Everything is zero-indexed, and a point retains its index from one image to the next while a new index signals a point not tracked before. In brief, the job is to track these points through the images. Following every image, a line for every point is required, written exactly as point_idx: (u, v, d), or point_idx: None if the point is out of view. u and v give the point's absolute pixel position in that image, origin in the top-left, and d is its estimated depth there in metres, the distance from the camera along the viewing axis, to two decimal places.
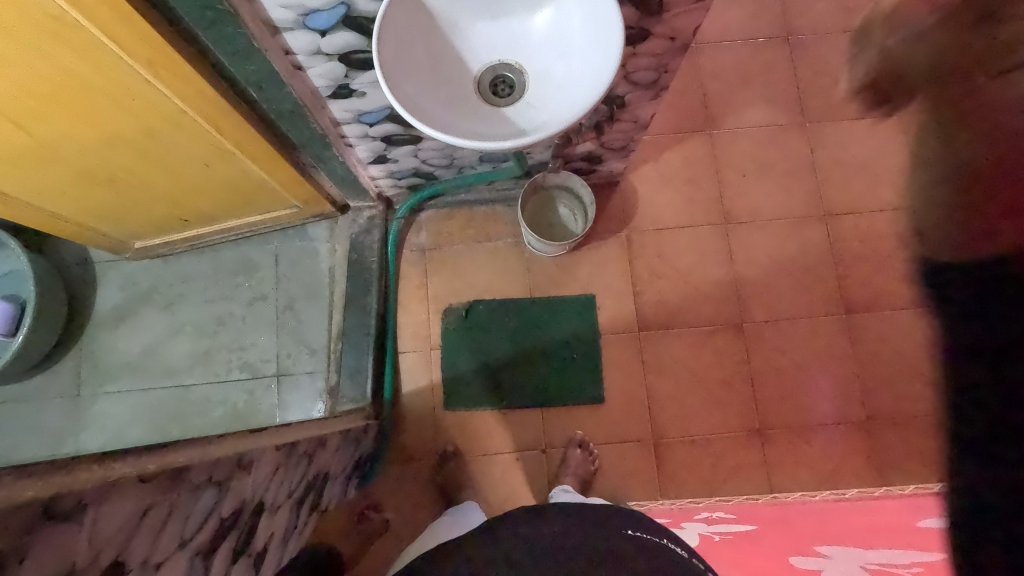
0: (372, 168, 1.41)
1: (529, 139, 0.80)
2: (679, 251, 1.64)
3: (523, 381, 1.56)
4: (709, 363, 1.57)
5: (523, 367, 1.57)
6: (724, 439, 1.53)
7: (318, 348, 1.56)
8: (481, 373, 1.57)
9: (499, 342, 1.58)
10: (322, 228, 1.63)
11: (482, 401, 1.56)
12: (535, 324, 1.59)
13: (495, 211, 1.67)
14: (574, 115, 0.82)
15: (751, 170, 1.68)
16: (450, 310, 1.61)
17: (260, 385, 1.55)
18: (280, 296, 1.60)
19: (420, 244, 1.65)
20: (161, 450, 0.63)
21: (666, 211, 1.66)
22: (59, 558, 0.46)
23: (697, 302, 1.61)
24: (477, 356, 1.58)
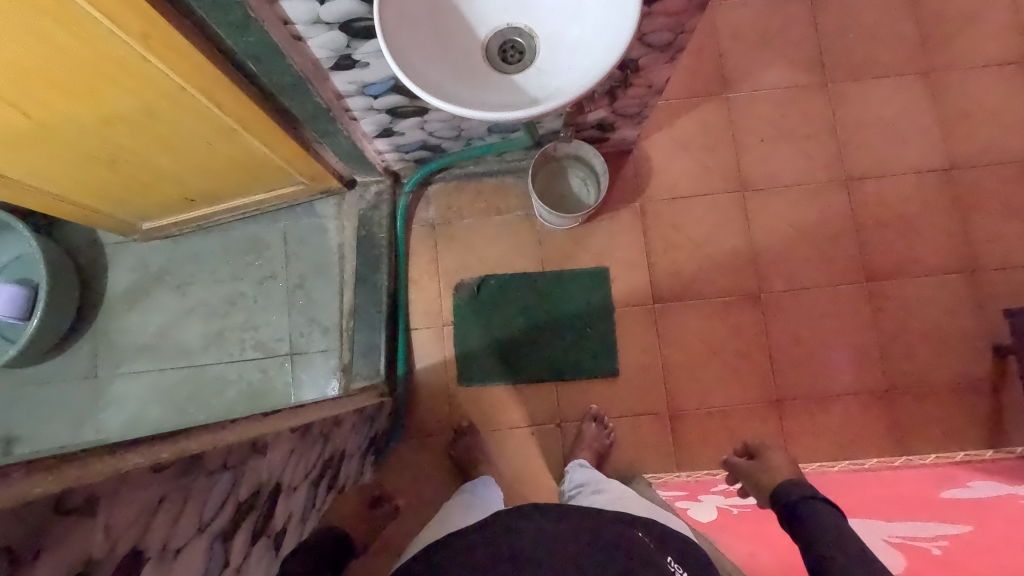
0: (377, 142, 1.37)
1: (541, 109, 0.76)
2: (695, 220, 1.59)
3: (537, 355, 1.55)
4: (726, 335, 1.54)
5: (536, 342, 1.55)
6: (741, 411, 1.51)
7: (330, 326, 1.55)
8: (495, 348, 1.56)
9: (512, 317, 1.57)
10: (329, 204, 1.60)
11: (496, 376, 1.55)
12: (547, 298, 1.57)
13: (505, 183, 1.62)
14: (589, 82, 0.78)
15: (770, 135, 1.62)
16: (462, 285, 1.59)
17: (274, 364, 1.55)
18: (290, 274, 1.58)
19: (429, 218, 1.62)
20: (176, 436, 0.63)
21: (681, 179, 1.61)
22: (75, 552, 0.45)
23: (713, 273, 1.57)
24: (489, 331, 1.56)
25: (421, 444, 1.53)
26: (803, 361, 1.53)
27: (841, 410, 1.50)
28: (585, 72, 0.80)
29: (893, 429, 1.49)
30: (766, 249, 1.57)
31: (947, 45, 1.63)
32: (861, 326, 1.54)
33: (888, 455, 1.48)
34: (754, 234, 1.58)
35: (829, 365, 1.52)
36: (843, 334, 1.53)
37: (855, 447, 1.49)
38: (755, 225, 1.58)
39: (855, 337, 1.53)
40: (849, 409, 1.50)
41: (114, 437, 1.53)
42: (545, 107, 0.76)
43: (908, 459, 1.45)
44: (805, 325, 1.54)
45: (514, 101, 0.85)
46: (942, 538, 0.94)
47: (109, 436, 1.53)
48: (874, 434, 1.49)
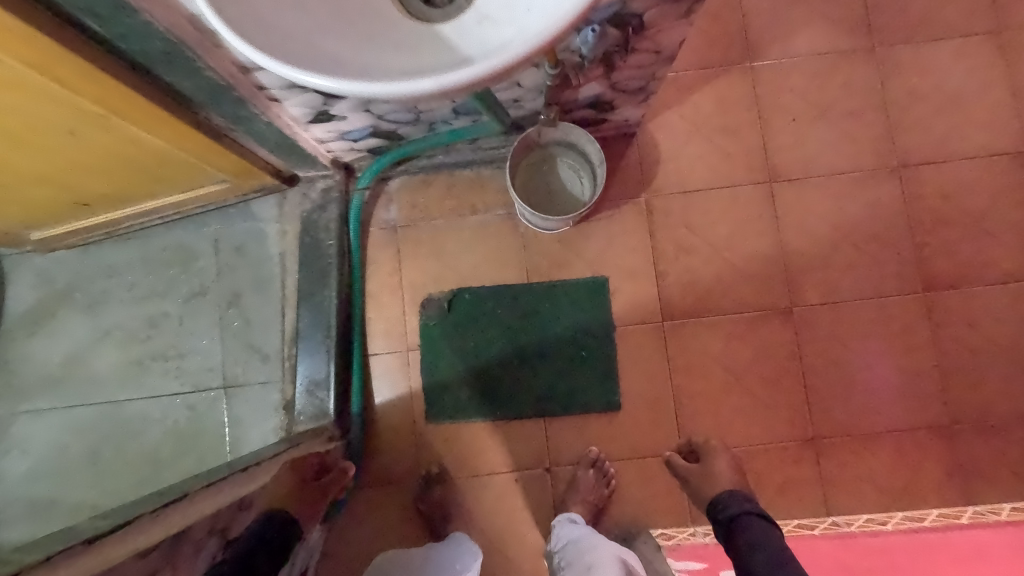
0: (314, 129, 1.09)
1: (452, 78, 0.50)
2: (712, 219, 1.31)
3: (523, 386, 1.28)
4: (750, 358, 1.27)
5: (519, 370, 1.28)
6: (770, 452, 1.25)
7: (271, 353, 1.29)
8: (471, 377, 1.29)
9: (491, 340, 1.29)
10: (268, 204, 1.32)
11: (472, 411, 1.28)
12: (533, 316, 1.29)
13: (482, 176, 1.34)
14: (552, 28, 0.50)
15: (804, 112, 1.32)
16: (428, 300, 1.31)
17: (204, 399, 1.29)
18: (223, 291, 1.32)
19: (390, 220, 1.34)
20: None
21: (696, 169, 1.32)
22: None
23: (735, 283, 1.29)
24: (464, 356, 1.30)
25: (384, 493, 1.27)
26: (845, 390, 1.26)
27: (891, 451, 1.24)
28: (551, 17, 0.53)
29: (957, 473, 1.22)
30: (799, 253, 1.29)
31: None
32: (915, 347, 1.26)
33: (951, 506, 1.21)
34: (785, 235, 1.30)
35: (876, 395, 1.25)
36: (894, 356, 1.26)
37: (909, 495, 1.22)
38: (785, 224, 1.30)
39: (909, 360, 1.26)
40: (902, 448, 1.24)
41: (17, 488, 1.28)
42: (459, 73, 0.50)
43: (977, 512, 1.18)
44: (847, 345, 1.27)
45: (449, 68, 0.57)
46: None
47: (12, 487, 1.28)
48: (933, 479, 1.22)
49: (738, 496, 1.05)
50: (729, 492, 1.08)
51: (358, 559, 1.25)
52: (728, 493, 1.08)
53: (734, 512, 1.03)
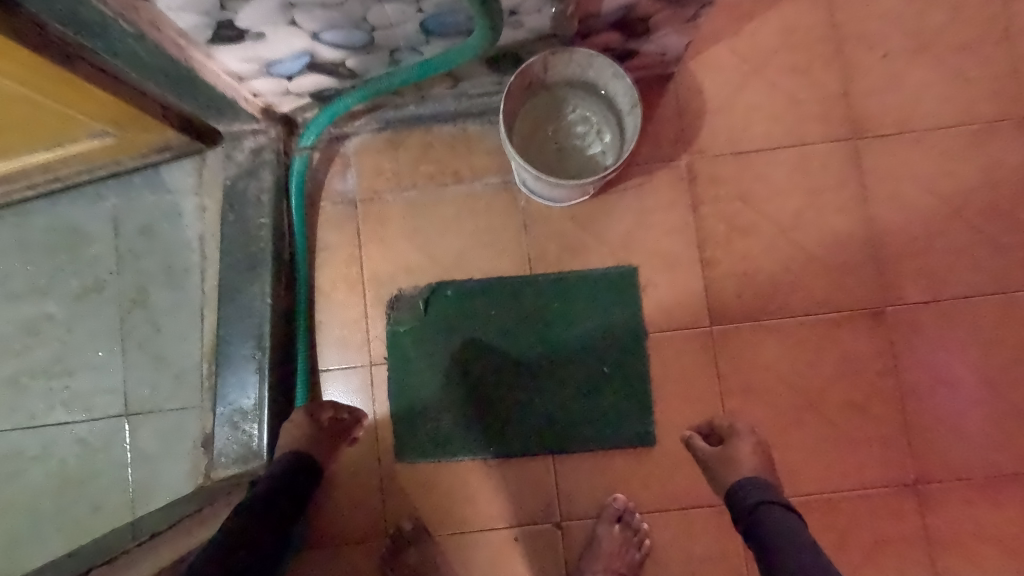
0: (223, 56, 0.75)
1: None
2: (776, 188, 0.98)
3: (524, 412, 0.96)
4: (829, 375, 0.95)
5: (519, 390, 0.96)
6: (855, 500, 0.93)
7: (187, 370, 0.97)
8: (455, 401, 0.97)
9: (481, 351, 0.97)
10: (181, 171, 0.98)
11: (457, 446, 0.96)
12: (537, 319, 0.97)
13: (469, 132, 1.01)
14: None
15: (898, 45, 0.99)
16: (396, 298, 0.99)
17: (99, 433, 0.97)
18: (123, 287, 0.99)
19: (347, 192, 1.01)
20: None
21: (755, 121, 0.99)
22: None
23: (807, 273, 0.96)
24: (446, 373, 0.97)
25: (338, 557, 0.95)
26: (956, 417, 0.94)
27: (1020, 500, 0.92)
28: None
29: None
30: (893, 234, 0.96)
31: None
32: None
33: None
34: (874, 209, 0.97)
35: (999, 424, 0.93)
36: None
37: None
38: (874, 195, 0.97)
39: None
40: None
41: None
42: None
43: None
44: (959, 357, 0.94)
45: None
46: None
47: None
48: None
49: (757, 485, 0.76)
50: (746, 480, 0.78)
51: None
52: (747, 480, 0.77)
53: (753, 503, 0.73)
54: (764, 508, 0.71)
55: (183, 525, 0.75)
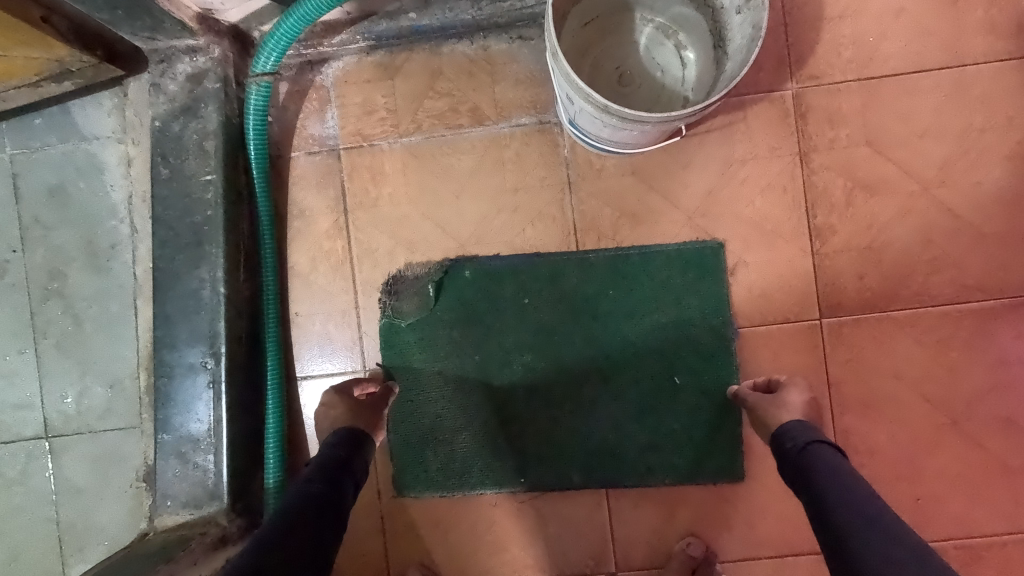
0: None
1: None
2: (917, 128, 0.71)
3: (568, 437, 0.73)
4: (980, 384, 0.70)
5: (559, 404, 0.73)
6: (1011, 551, 0.70)
7: (123, 379, 0.73)
8: (475, 419, 0.73)
9: (509, 352, 0.73)
10: (100, 110, 0.72)
11: (477, 478, 0.73)
12: (585, 311, 0.72)
13: (492, 55, 0.73)
14: None
15: None
16: (390, 283, 0.74)
17: (11, 461, 0.74)
18: (31, 269, 0.73)
19: (327, 139, 0.74)
20: None
21: (890, 35, 0.71)
22: None
23: (956, 246, 0.70)
24: (461, 382, 0.73)
25: None
26: None
27: None
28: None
29: None
30: None
31: None
32: None
33: None
34: None
35: None
36: None
37: None
38: None
39: None
40: None
41: None
42: None
43: None
44: None
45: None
46: None
47: None
48: None
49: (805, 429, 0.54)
50: (792, 420, 0.55)
51: None
52: (790, 421, 0.55)
53: (802, 442, 0.52)
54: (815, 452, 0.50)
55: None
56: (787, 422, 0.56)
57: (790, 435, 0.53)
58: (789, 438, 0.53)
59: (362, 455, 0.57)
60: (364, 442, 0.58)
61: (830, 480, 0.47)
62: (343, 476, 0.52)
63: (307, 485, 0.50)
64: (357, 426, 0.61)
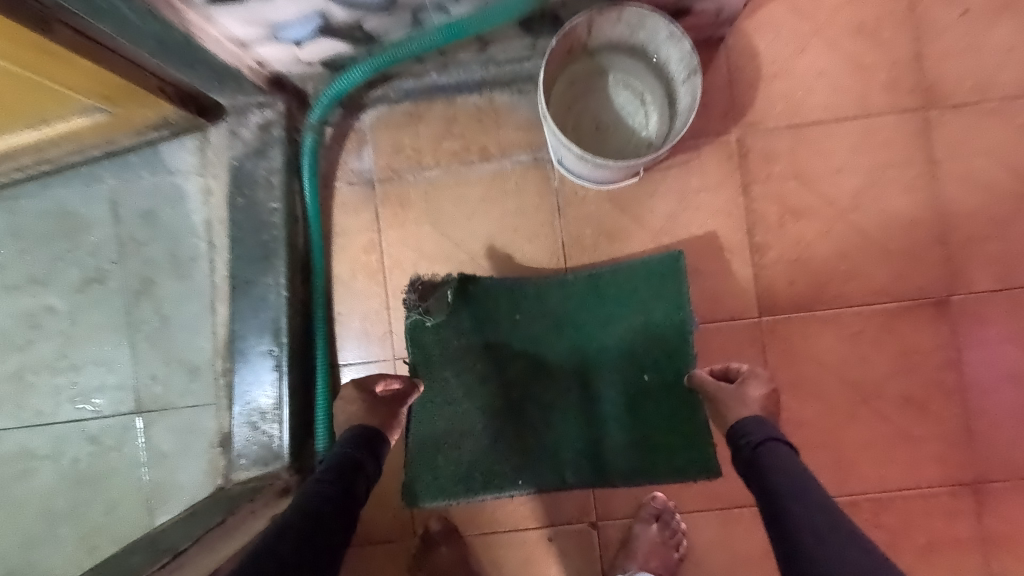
0: (225, 20, 0.66)
1: None
2: (835, 165, 0.89)
3: (552, 426, 0.90)
4: (886, 369, 0.88)
5: (550, 404, 0.90)
6: (911, 503, 0.87)
7: (200, 364, 0.91)
8: (481, 423, 0.91)
9: (510, 361, 0.90)
10: (185, 148, 0.90)
11: (479, 484, 0.90)
12: (568, 324, 0.90)
13: (496, 104, 0.92)
14: None
15: (979, 4, 0.88)
16: (416, 283, 0.91)
17: (109, 430, 0.92)
18: (127, 276, 0.92)
19: (364, 172, 0.93)
20: None
21: (814, 91, 0.89)
22: None
23: (867, 259, 0.88)
24: (470, 386, 0.91)
25: (363, 556, 0.91)
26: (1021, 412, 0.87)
27: None
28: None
29: None
30: (964, 217, 0.88)
31: None
32: None
33: None
34: (943, 189, 0.88)
35: None
36: None
37: None
38: (944, 173, 0.88)
39: None
40: None
41: None
42: None
43: None
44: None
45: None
46: None
47: None
48: None
49: (759, 425, 0.67)
50: (747, 419, 0.69)
51: None
52: (747, 419, 0.69)
53: (755, 439, 0.65)
54: (765, 447, 0.64)
55: (206, 539, 0.69)
56: (744, 420, 0.69)
57: (745, 434, 0.67)
58: (744, 437, 0.67)
59: (371, 453, 0.69)
60: (370, 439, 0.70)
61: (774, 471, 0.61)
62: (353, 475, 0.65)
63: (321, 483, 0.62)
64: (369, 424, 0.73)
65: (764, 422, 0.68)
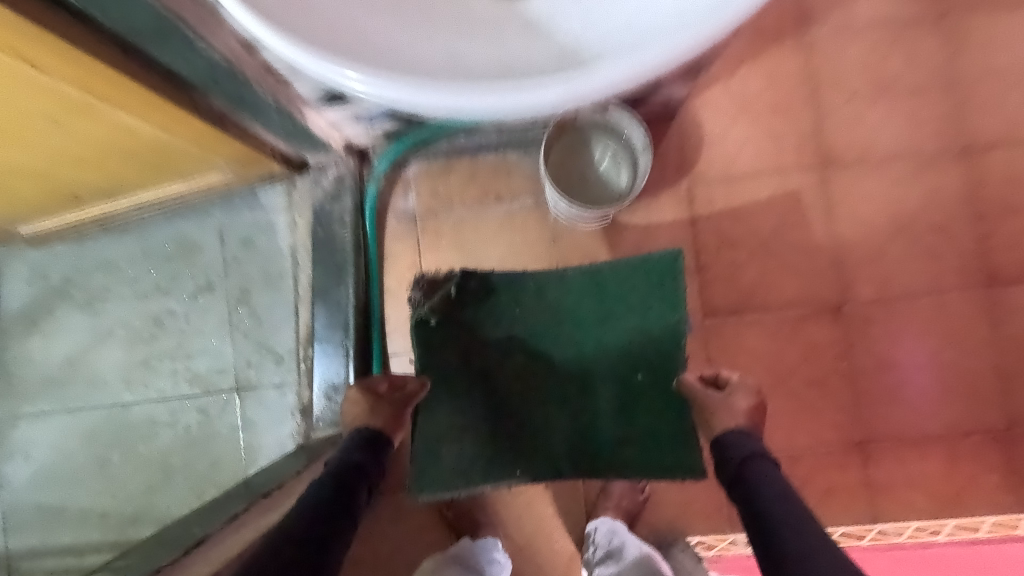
0: (329, 113, 0.96)
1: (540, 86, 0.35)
2: (758, 207, 1.20)
3: (542, 411, 1.15)
4: (796, 359, 1.19)
5: (535, 398, 1.15)
6: (815, 458, 1.18)
7: (284, 354, 1.21)
8: (476, 425, 1.13)
9: (503, 357, 1.15)
10: (276, 193, 1.21)
11: (480, 477, 1.11)
12: (569, 316, 1.17)
13: (508, 160, 1.23)
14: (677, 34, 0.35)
15: (864, 90, 1.20)
16: (420, 281, 1.14)
17: (215, 403, 1.22)
18: (230, 287, 1.22)
19: (408, 210, 1.24)
20: None
21: (742, 152, 1.21)
22: None
23: (781, 277, 1.19)
24: (470, 380, 1.15)
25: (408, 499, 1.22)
26: (896, 391, 1.18)
27: (944, 454, 1.16)
28: (673, 6, 0.38)
29: (1015, 479, 1.15)
30: (853, 246, 1.19)
31: None
32: (974, 346, 1.17)
33: (1006, 512, 1.15)
34: (838, 226, 1.19)
35: (929, 396, 1.17)
36: (949, 355, 1.17)
37: (964, 503, 1.15)
38: (838, 214, 1.20)
39: (966, 359, 1.17)
40: (953, 454, 1.16)
41: (26, 493, 1.24)
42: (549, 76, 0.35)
43: None
44: (898, 343, 1.18)
45: (534, 56, 0.40)
46: None
47: (19, 493, 1.24)
48: (988, 487, 1.15)
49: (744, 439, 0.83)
50: (731, 434, 0.84)
51: (382, 570, 1.19)
52: (730, 434, 0.84)
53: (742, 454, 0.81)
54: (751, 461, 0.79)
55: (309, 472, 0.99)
56: (730, 436, 0.84)
57: (734, 449, 0.82)
58: (732, 451, 0.82)
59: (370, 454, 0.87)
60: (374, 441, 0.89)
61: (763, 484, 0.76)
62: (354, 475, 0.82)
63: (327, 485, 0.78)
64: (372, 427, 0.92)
65: (747, 437, 0.83)
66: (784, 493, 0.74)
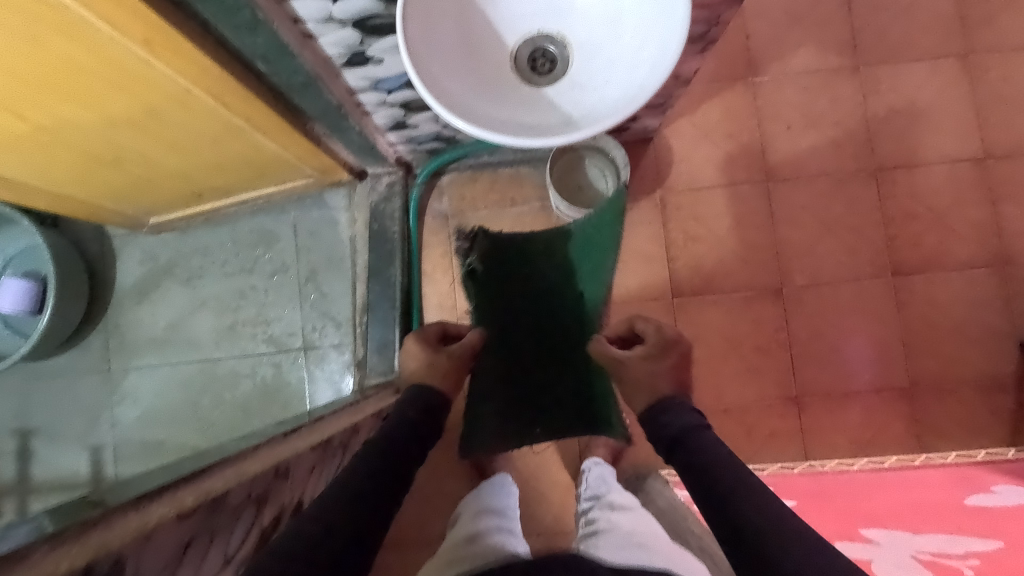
0: (390, 135, 1.29)
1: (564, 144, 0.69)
2: (716, 211, 1.54)
3: (568, 366, 1.47)
4: (745, 330, 1.51)
5: (560, 349, 1.48)
6: (760, 408, 1.50)
7: (343, 321, 1.54)
8: (512, 376, 1.47)
9: (532, 307, 1.49)
10: (340, 195, 1.55)
11: (524, 430, 1.46)
12: (579, 270, 1.50)
13: (520, 173, 1.57)
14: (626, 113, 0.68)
15: (797, 122, 1.55)
16: (463, 235, 1.54)
17: (287, 359, 1.55)
18: (301, 268, 1.56)
19: (441, 210, 1.57)
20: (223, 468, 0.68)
21: (703, 169, 1.55)
22: None
23: (734, 267, 1.53)
24: (508, 332, 1.48)
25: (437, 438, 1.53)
26: (824, 356, 1.50)
27: (861, 406, 1.48)
28: (626, 98, 0.71)
29: (914, 425, 1.47)
30: (789, 243, 1.53)
31: (987, 24, 1.54)
32: (883, 320, 1.50)
33: (908, 451, 1.46)
34: (777, 227, 1.53)
35: (849, 360, 1.50)
36: (863, 326, 1.50)
37: (875, 444, 1.47)
38: (778, 218, 1.53)
39: (877, 330, 1.50)
40: (868, 405, 1.48)
41: (130, 430, 1.55)
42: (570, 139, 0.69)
43: (929, 457, 1.43)
44: (826, 319, 1.51)
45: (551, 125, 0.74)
46: (974, 556, 0.87)
47: (126, 430, 1.55)
48: (894, 431, 1.47)
49: (684, 408, 0.98)
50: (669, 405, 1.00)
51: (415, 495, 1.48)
52: (670, 406, 0.99)
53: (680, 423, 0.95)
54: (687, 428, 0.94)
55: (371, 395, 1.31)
56: (670, 405, 1.00)
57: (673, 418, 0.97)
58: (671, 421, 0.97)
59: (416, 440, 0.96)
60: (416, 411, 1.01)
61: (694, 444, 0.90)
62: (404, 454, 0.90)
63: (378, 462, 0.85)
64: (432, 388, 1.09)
65: (679, 409, 0.98)
66: (710, 448, 0.87)
